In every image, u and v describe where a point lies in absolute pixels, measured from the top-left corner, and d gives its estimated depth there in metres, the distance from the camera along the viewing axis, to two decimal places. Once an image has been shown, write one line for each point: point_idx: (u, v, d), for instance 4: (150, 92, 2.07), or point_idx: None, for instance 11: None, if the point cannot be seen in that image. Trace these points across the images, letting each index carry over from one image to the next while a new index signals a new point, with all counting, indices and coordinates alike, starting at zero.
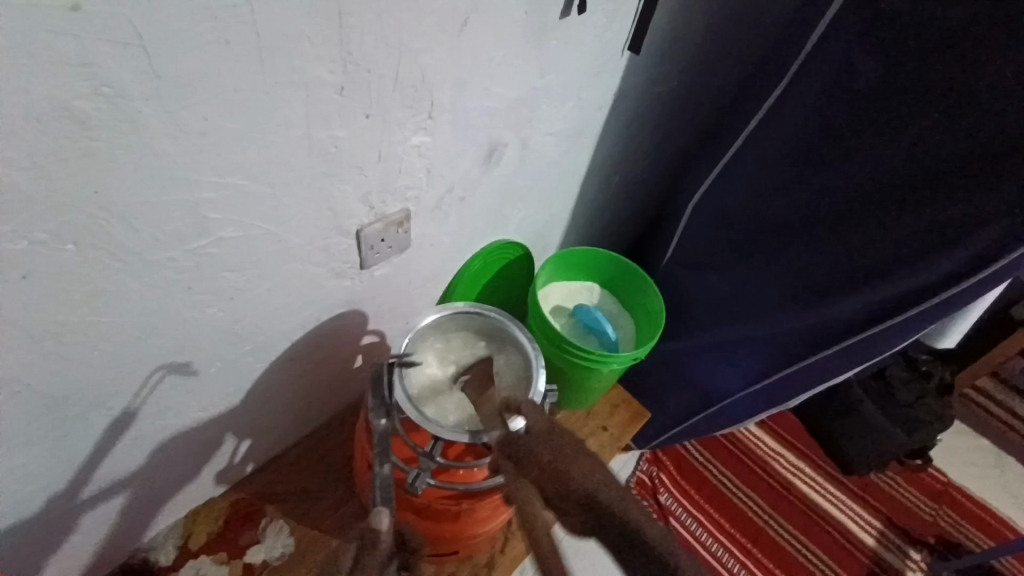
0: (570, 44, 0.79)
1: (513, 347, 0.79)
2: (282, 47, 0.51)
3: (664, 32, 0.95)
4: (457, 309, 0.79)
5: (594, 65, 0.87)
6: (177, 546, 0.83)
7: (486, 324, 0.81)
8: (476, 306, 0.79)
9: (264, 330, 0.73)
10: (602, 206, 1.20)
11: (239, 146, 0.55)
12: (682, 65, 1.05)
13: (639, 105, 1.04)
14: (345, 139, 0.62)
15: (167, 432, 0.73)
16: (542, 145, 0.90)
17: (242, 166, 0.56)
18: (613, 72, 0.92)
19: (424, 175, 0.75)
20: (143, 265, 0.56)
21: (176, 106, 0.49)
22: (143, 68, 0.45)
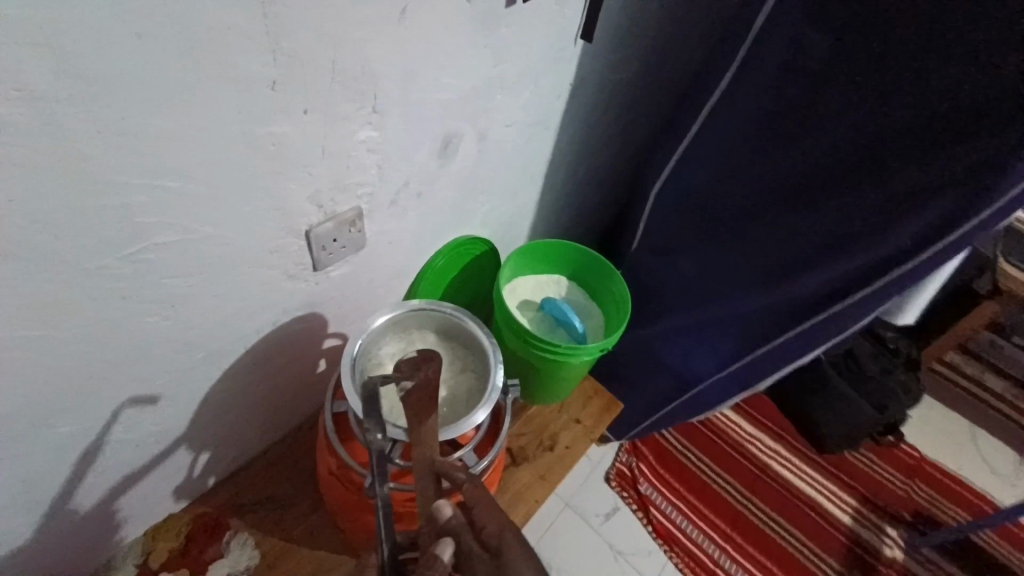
0: (523, 31, 0.79)
1: (474, 352, 0.78)
2: (212, 41, 0.49)
3: (618, 20, 0.95)
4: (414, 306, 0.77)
5: (548, 54, 0.87)
6: (137, 564, 0.81)
7: (446, 320, 0.78)
8: (432, 303, 0.77)
9: (215, 340, 0.71)
10: (567, 198, 1.19)
11: (171, 147, 0.52)
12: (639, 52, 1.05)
13: (597, 94, 1.04)
14: (287, 136, 0.60)
15: (118, 448, 0.70)
16: (500, 136, 0.90)
17: (177, 167, 0.54)
18: (566, 61, 0.92)
19: (376, 170, 0.73)
20: (75, 279, 0.53)
21: (100, 106, 0.46)
22: (62, 68, 0.43)
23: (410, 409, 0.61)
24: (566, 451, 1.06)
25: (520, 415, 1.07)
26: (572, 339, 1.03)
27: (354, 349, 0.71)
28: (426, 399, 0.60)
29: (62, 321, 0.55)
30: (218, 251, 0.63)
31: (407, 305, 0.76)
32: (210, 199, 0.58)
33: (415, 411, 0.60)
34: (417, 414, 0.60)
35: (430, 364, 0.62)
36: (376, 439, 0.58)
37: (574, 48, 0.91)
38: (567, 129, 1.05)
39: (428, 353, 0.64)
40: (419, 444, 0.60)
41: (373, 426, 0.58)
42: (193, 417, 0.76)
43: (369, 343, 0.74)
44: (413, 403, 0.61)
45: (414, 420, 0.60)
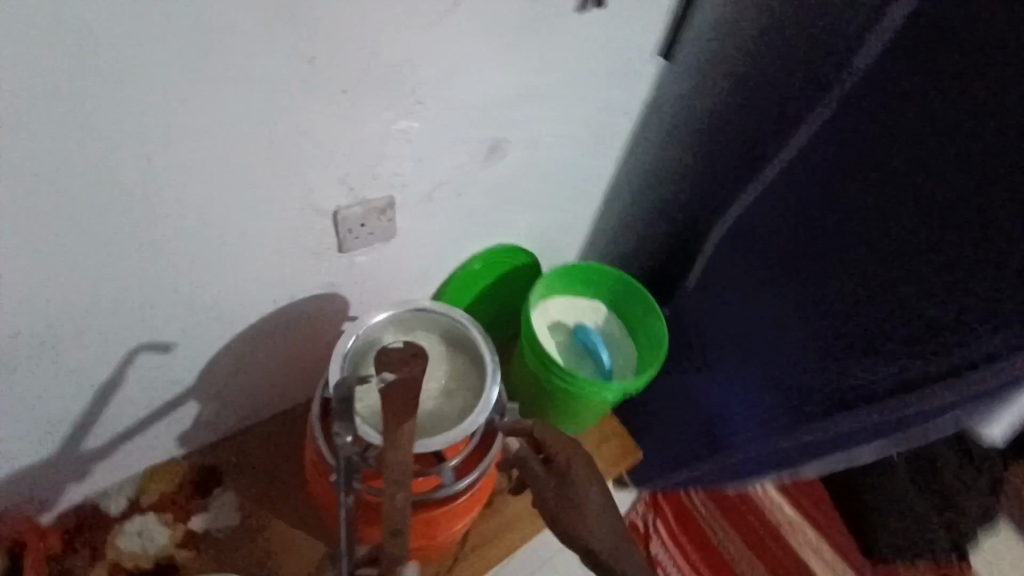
0: (579, 43, 0.77)
1: (473, 370, 0.74)
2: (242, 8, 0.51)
3: (693, 47, 0.91)
4: (421, 306, 0.74)
5: (608, 71, 0.84)
6: (128, 499, 0.83)
7: (449, 326, 0.76)
8: (441, 308, 0.75)
9: (229, 300, 0.73)
10: (620, 225, 1.14)
11: (188, 108, 0.54)
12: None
13: (663, 121, 0.99)
14: (317, 114, 0.61)
15: (125, 383, 0.73)
16: (548, 147, 0.88)
17: (196, 129, 0.56)
18: (629, 80, 0.88)
19: (413, 163, 0.73)
20: (95, 212, 0.56)
21: (123, 57, 0.49)
22: (86, 12, 0.45)
23: (386, 412, 0.57)
24: None
25: None
26: (596, 372, 0.97)
27: (348, 344, 0.69)
28: (405, 402, 0.56)
29: (79, 249, 0.58)
30: (238, 213, 0.65)
31: (412, 304, 0.74)
32: (232, 160, 0.60)
33: (390, 415, 0.56)
34: (392, 417, 0.56)
35: (413, 365, 0.59)
36: (344, 443, 0.57)
37: (640, 68, 0.88)
38: (626, 152, 1.01)
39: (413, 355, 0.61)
40: (392, 450, 0.56)
41: (343, 429, 0.58)
42: (202, 371, 0.79)
43: (365, 336, 0.72)
44: (391, 406, 0.56)
45: (390, 424, 0.56)
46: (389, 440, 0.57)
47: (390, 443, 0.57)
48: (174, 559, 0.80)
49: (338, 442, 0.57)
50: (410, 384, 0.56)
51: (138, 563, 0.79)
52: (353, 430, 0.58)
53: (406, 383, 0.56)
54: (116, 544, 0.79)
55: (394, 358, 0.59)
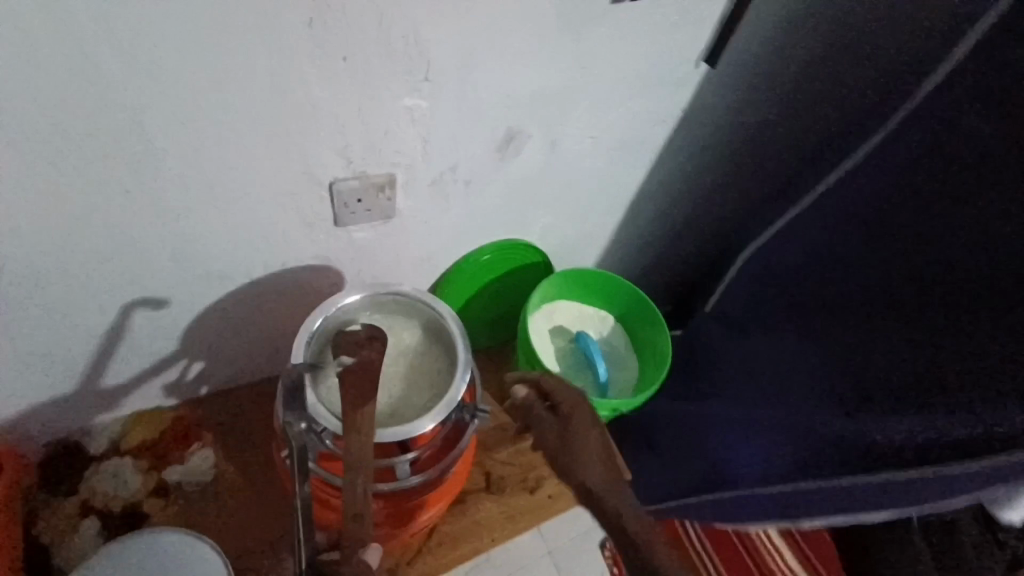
0: (613, 38, 0.72)
1: (445, 365, 0.70)
2: None
3: (739, 52, 0.84)
4: (400, 292, 0.71)
5: (642, 72, 0.79)
6: (111, 440, 0.84)
7: (428, 315, 0.73)
8: (421, 296, 0.71)
9: (219, 261, 0.72)
10: (645, 236, 1.08)
11: (183, 59, 0.53)
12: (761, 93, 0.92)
13: (699, 129, 0.93)
14: (319, 81, 0.59)
15: (112, 329, 0.74)
16: (572, 146, 0.83)
17: (191, 81, 0.55)
18: (665, 83, 0.82)
19: (420, 144, 0.70)
20: (83, 154, 0.56)
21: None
22: None
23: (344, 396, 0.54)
24: (545, 500, 0.94)
25: (515, 445, 0.98)
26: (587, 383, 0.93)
27: (315, 326, 0.67)
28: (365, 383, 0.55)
29: (67, 191, 0.58)
30: (230, 173, 0.63)
31: (392, 289, 0.71)
32: (227, 119, 0.59)
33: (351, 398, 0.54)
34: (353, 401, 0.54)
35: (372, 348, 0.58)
36: (298, 431, 0.54)
37: (680, 70, 0.82)
38: (658, 160, 0.94)
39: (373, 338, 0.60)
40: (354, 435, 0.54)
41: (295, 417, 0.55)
42: (189, 327, 0.79)
43: (336, 319, 0.69)
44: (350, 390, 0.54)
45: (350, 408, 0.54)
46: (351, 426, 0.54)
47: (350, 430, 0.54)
48: (142, 506, 0.81)
49: (292, 429, 0.54)
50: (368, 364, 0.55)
51: (108, 504, 0.80)
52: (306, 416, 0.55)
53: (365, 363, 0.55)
54: (91, 482, 0.81)
55: (353, 341, 0.58)
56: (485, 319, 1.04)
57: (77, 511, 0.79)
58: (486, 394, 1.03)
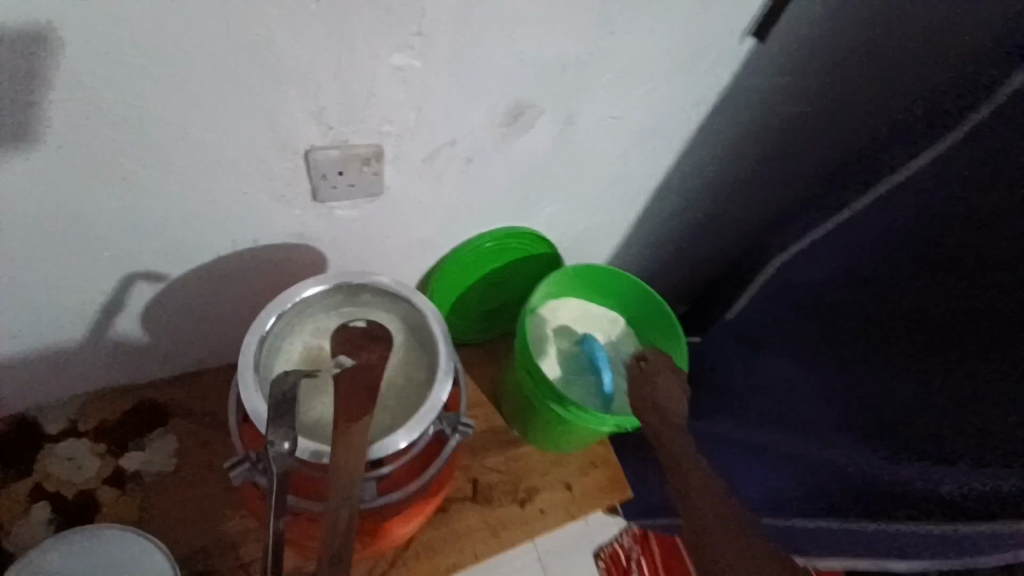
0: (648, 4, 0.62)
1: (426, 367, 0.62)
2: None
3: (792, 29, 0.73)
4: (378, 283, 0.61)
5: (678, 47, 0.68)
6: (68, 421, 0.78)
7: (406, 311, 0.63)
8: (401, 288, 0.62)
9: (181, 233, 0.64)
10: (662, 229, 0.99)
11: None
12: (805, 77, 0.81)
13: (735, 114, 0.82)
14: (289, 27, 0.49)
15: (62, 302, 0.66)
16: (590, 124, 0.73)
17: (131, 19, 0.45)
18: (703, 62, 0.72)
19: (411, 112, 0.61)
20: (2, 101, 0.47)
21: None
22: None
23: (339, 404, 0.48)
24: (535, 514, 0.86)
25: (506, 451, 0.89)
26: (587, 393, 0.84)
27: (265, 327, 0.57)
28: (362, 391, 0.49)
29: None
30: (188, 135, 0.54)
31: (368, 278, 0.61)
32: (181, 70, 0.49)
33: (345, 409, 0.48)
34: (347, 411, 0.48)
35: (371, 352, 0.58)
36: (280, 453, 0.46)
37: (721, 47, 0.71)
38: (686, 148, 0.84)
39: (370, 339, 0.61)
40: (343, 453, 0.46)
41: (278, 435, 0.47)
42: (152, 302, 0.71)
43: (294, 318, 0.61)
44: (342, 397, 0.48)
45: (343, 417, 0.47)
46: (342, 441, 0.47)
47: (339, 446, 0.46)
48: (95, 494, 0.75)
49: (273, 451, 0.46)
50: (367, 369, 0.51)
51: (61, 489, 0.74)
52: (292, 436, 0.47)
53: (364, 367, 0.51)
54: (44, 464, 0.75)
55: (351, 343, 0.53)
56: (484, 309, 0.97)
57: (26, 496, 0.73)
58: (481, 392, 0.94)
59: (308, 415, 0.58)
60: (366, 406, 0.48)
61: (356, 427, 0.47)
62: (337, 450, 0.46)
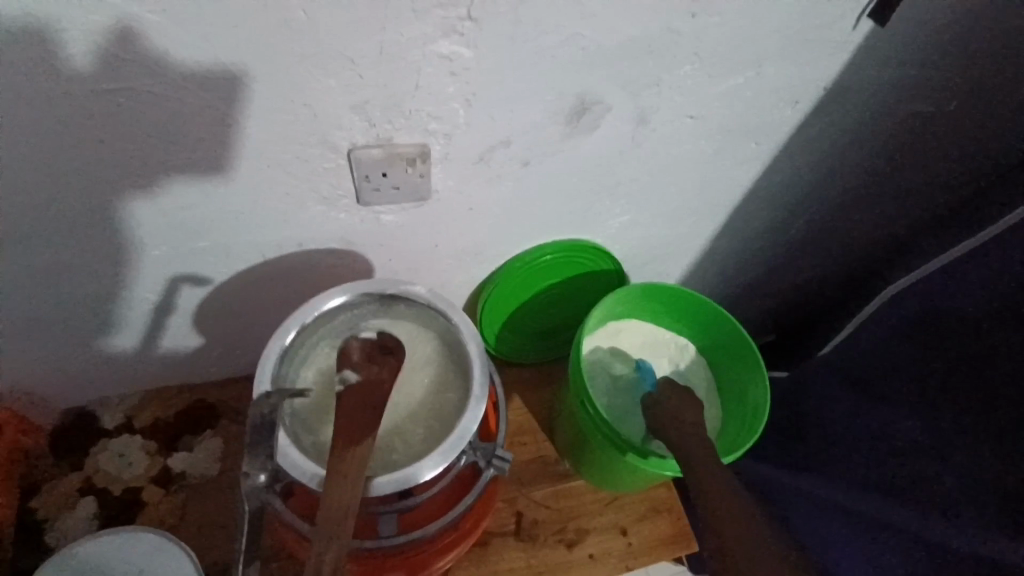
0: None
1: (459, 388, 0.57)
2: None
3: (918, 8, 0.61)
4: (412, 294, 0.58)
5: (774, 31, 0.58)
6: (123, 416, 0.79)
7: (442, 325, 0.59)
8: (434, 300, 0.57)
9: (224, 233, 0.62)
10: (745, 245, 0.88)
11: None
12: (930, 69, 0.69)
13: (838, 113, 0.71)
14: (325, 9, 0.45)
15: (115, 300, 0.66)
16: (663, 122, 0.64)
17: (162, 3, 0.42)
18: (803, 50, 0.61)
19: (461, 107, 0.56)
20: (41, 95, 0.46)
21: None
22: None
23: (339, 425, 0.47)
24: (585, 561, 0.77)
25: (556, 485, 0.81)
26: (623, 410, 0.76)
27: (288, 339, 0.54)
28: (363, 411, 0.48)
29: (35, 139, 0.49)
30: (225, 130, 0.52)
31: (404, 288, 0.58)
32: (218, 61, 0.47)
33: (344, 431, 0.46)
34: (343, 434, 0.46)
35: (380, 367, 0.52)
36: (256, 486, 0.44)
37: (827, 31, 0.60)
38: (777, 153, 0.73)
39: (381, 351, 0.54)
40: (338, 481, 0.44)
41: (254, 466, 0.45)
42: (201, 303, 0.71)
43: (322, 330, 0.57)
44: (345, 420, 0.47)
45: (341, 440, 0.46)
46: (336, 465, 0.45)
47: (333, 472, 0.44)
48: (140, 492, 0.75)
49: (248, 484, 0.44)
50: (371, 389, 0.49)
51: (109, 485, 0.75)
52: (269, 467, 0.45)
53: (369, 386, 0.50)
54: (97, 458, 0.76)
55: (362, 356, 0.53)
56: (539, 328, 0.90)
57: (77, 488, 0.74)
58: (532, 416, 0.86)
59: (323, 436, 0.54)
60: (366, 429, 0.47)
61: (354, 452, 0.45)
62: (330, 476, 0.44)
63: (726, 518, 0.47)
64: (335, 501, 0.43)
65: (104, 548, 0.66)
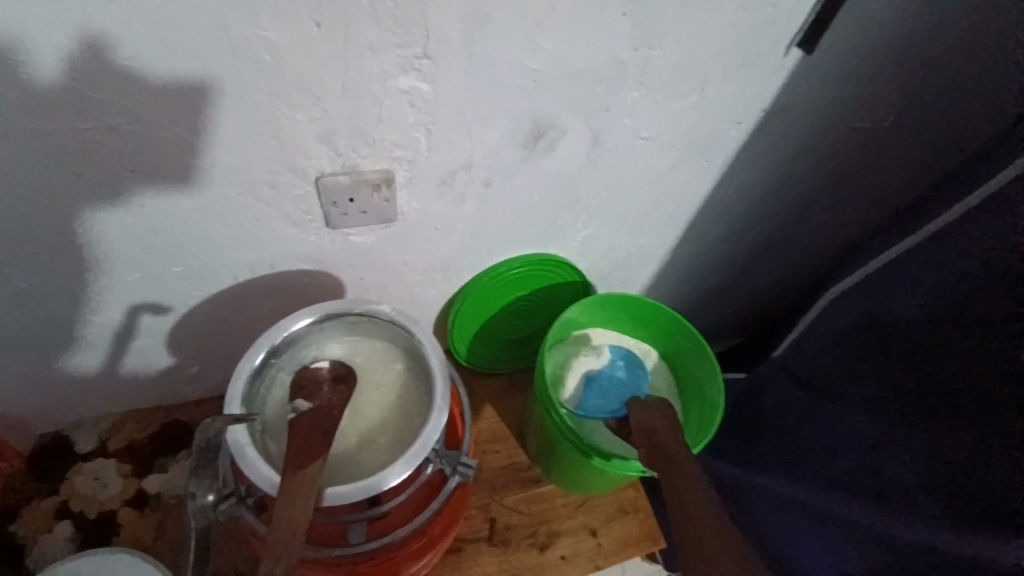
0: (678, 15, 0.57)
1: (422, 401, 0.60)
2: None
3: (840, 37, 0.66)
4: (376, 313, 0.61)
5: (714, 60, 0.63)
6: (97, 440, 0.80)
7: (406, 341, 0.62)
8: (397, 319, 0.60)
9: (196, 258, 0.64)
10: (702, 255, 0.93)
11: (118, 20, 0.43)
12: (861, 90, 0.74)
13: (779, 131, 0.76)
14: (289, 49, 0.48)
15: (88, 323, 0.68)
16: (617, 144, 0.69)
17: (129, 46, 0.45)
18: (742, 76, 0.66)
19: (423, 136, 0.59)
20: (14, 132, 0.48)
21: None
22: None
23: (291, 449, 0.49)
24: (556, 562, 0.80)
25: (529, 490, 0.84)
26: (577, 406, 0.80)
27: (256, 359, 0.57)
28: (315, 434, 0.51)
29: (8, 174, 0.51)
30: (196, 161, 0.55)
31: (369, 306, 0.60)
32: (190, 99, 0.50)
33: (297, 452, 0.49)
34: (296, 456, 0.49)
35: (331, 395, 0.57)
36: (201, 506, 0.46)
37: (763, 59, 0.65)
38: (726, 170, 0.78)
39: (335, 380, 0.59)
40: (287, 502, 0.46)
41: (199, 489, 0.47)
42: (174, 325, 0.72)
43: (290, 351, 0.60)
44: (295, 446, 0.49)
45: (293, 463, 0.48)
46: (289, 485, 0.47)
47: (284, 493, 0.46)
48: (116, 514, 0.76)
49: (194, 504, 0.46)
50: (321, 415, 0.53)
51: (85, 508, 0.76)
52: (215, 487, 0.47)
53: (320, 413, 0.53)
54: (72, 482, 0.77)
55: (317, 385, 0.58)
56: (509, 339, 0.93)
57: (53, 512, 0.75)
58: (502, 424, 0.89)
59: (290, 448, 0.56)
60: (317, 449, 0.49)
61: (306, 470, 0.47)
62: (281, 495, 0.46)
63: (697, 513, 0.49)
64: (284, 519, 0.45)
65: (93, 561, 0.67)
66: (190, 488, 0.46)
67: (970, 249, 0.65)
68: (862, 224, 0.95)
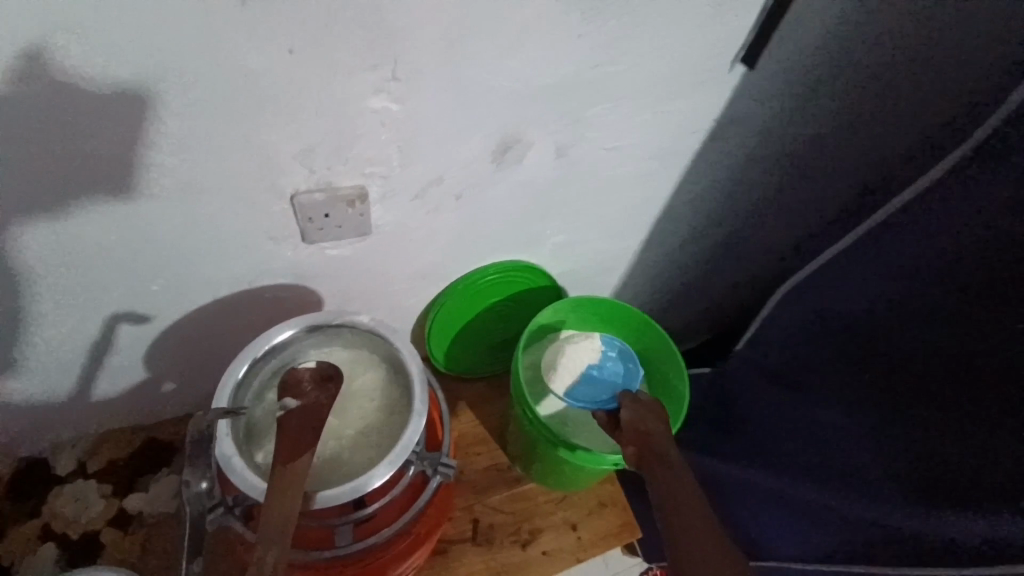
0: (633, 36, 0.61)
1: (402, 405, 0.62)
2: None
3: (783, 52, 0.72)
4: (356, 323, 0.63)
5: (668, 75, 0.67)
6: (76, 461, 0.80)
7: (386, 349, 0.64)
8: (376, 329, 0.63)
9: (176, 274, 0.66)
10: (668, 257, 0.97)
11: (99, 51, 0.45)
12: (805, 99, 0.80)
13: (732, 140, 0.81)
14: (264, 75, 0.51)
15: (69, 342, 0.69)
16: (580, 154, 0.72)
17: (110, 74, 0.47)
18: (694, 89, 0.71)
19: (396, 153, 0.62)
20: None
21: None
22: None
23: (282, 445, 0.51)
24: (539, 558, 0.82)
25: (511, 489, 0.87)
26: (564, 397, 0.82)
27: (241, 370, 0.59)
28: (305, 432, 0.52)
29: None
30: (175, 181, 0.57)
31: (348, 317, 0.63)
32: (171, 122, 0.52)
33: (286, 448, 0.51)
34: (285, 451, 0.51)
35: (319, 394, 0.57)
36: (196, 492, 0.51)
37: (714, 73, 0.70)
38: (685, 176, 0.83)
39: (324, 378, 0.59)
40: (277, 495, 0.48)
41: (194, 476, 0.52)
42: (154, 341, 0.73)
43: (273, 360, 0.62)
44: (284, 443, 0.51)
45: (283, 456, 0.50)
46: (280, 479, 0.49)
47: (274, 486, 0.49)
48: (99, 534, 0.76)
49: (190, 491, 0.51)
50: (311, 412, 0.55)
51: (67, 530, 0.76)
52: (208, 475, 0.53)
53: (309, 412, 0.54)
54: (53, 504, 0.77)
55: (304, 385, 0.58)
56: (486, 344, 0.96)
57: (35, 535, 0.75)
58: (483, 427, 0.92)
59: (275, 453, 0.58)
60: (306, 445, 0.51)
61: (295, 465, 0.50)
62: (272, 488, 0.48)
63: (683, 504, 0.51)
64: (275, 511, 0.47)
65: None
66: (184, 475, 0.51)
67: (905, 244, 0.70)
68: (816, 224, 1.01)
